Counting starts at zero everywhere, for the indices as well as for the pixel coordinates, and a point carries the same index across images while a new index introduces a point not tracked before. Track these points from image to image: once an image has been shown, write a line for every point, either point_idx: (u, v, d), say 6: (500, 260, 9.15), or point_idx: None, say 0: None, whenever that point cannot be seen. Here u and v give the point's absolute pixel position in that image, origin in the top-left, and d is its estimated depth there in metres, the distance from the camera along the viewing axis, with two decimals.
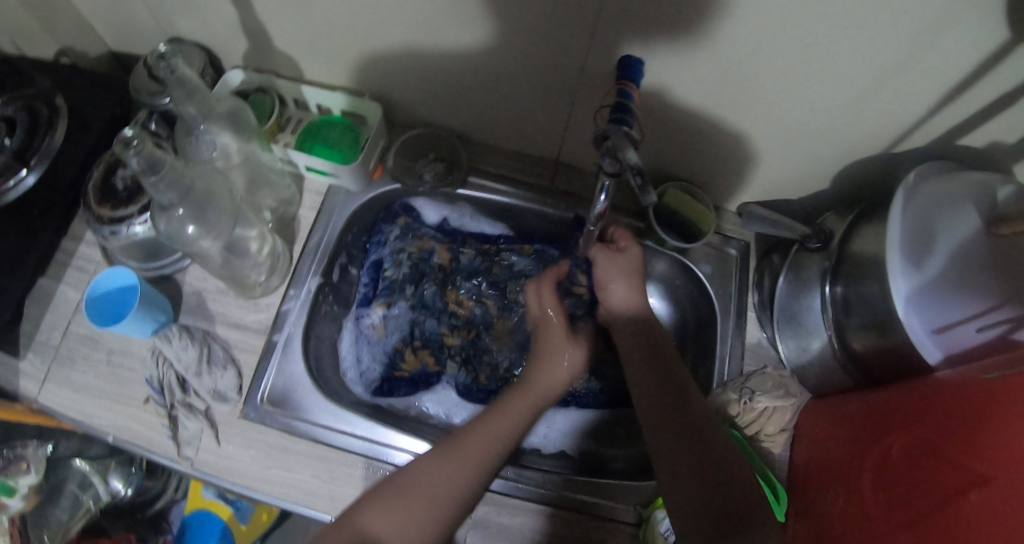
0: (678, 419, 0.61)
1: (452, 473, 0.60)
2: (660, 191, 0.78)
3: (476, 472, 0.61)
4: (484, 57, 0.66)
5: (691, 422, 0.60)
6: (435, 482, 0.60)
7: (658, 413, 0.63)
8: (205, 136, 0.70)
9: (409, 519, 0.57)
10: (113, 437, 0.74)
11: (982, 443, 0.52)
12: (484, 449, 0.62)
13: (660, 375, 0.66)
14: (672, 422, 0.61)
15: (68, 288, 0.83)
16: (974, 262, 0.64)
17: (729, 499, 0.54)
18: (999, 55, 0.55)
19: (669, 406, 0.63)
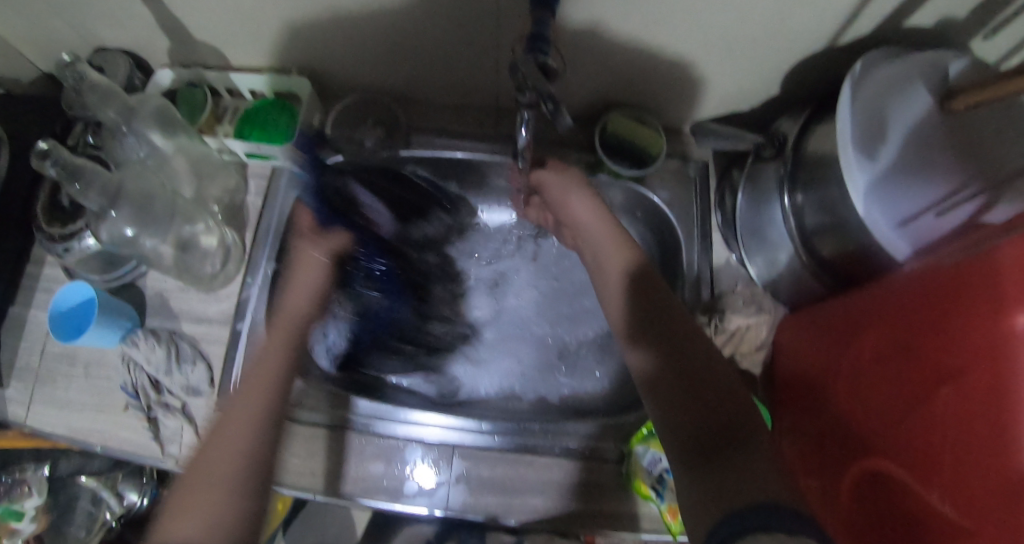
0: (662, 342, 0.58)
1: (216, 463, 0.54)
2: (602, 121, 0.76)
3: (236, 451, 0.55)
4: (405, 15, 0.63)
5: (678, 344, 0.57)
6: (208, 476, 0.53)
7: (638, 338, 0.59)
8: (128, 137, 0.70)
9: (206, 519, 0.51)
10: (102, 446, 0.75)
11: (953, 331, 0.50)
12: (238, 429, 0.56)
13: (649, 303, 0.61)
14: (653, 345, 0.58)
15: (40, 310, 0.81)
16: (932, 147, 0.62)
17: (718, 416, 0.52)
18: None
19: (653, 331, 0.59)
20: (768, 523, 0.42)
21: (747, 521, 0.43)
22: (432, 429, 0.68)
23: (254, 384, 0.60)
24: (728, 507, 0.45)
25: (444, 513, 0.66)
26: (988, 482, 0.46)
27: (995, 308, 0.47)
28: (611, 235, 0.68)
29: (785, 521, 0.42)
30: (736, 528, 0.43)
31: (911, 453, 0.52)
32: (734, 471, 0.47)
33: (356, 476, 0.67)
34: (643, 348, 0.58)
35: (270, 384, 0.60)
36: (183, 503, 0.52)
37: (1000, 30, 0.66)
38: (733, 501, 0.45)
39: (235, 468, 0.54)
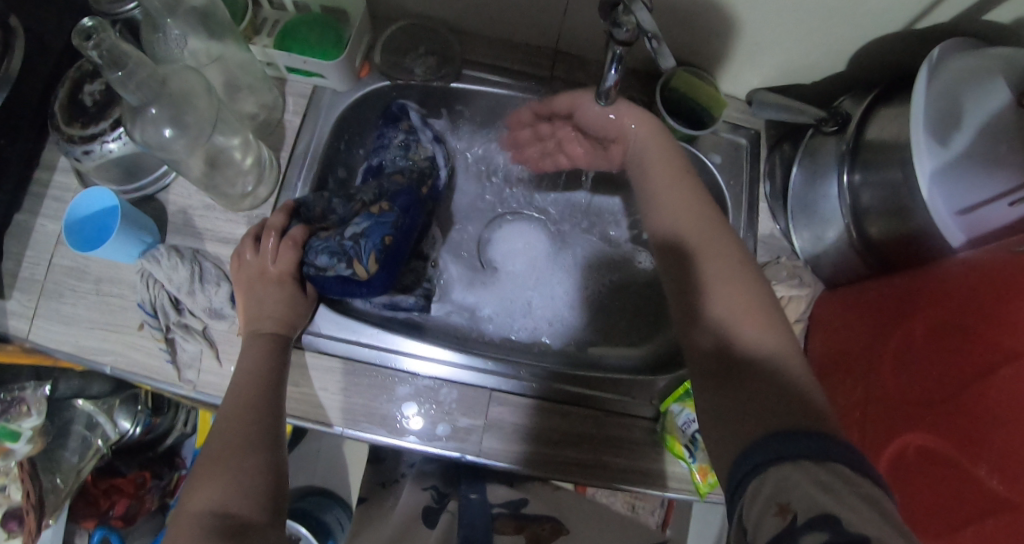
0: (691, 282, 0.58)
1: (246, 403, 0.58)
2: (667, 76, 0.72)
3: (258, 398, 0.58)
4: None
5: (722, 264, 0.57)
6: (243, 417, 0.57)
7: (675, 277, 0.60)
8: (171, 33, 0.65)
9: (224, 486, 0.52)
10: (111, 368, 0.71)
11: (1010, 320, 0.51)
12: (256, 377, 0.60)
13: (705, 240, 0.59)
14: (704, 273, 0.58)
15: (47, 220, 0.75)
16: (1000, 139, 0.57)
17: (739, 340, 0.53)
18: None
19: (680, 272, 0.60)
20: (798, 453, 0.43)
21: (767, 451, 0.45)
22: (438, 366, 0.67)
23: (256, 340, 0.62)
24: (756, 432, 0.47)
25: (474, 457, 0.65)
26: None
27: None
28: (681, 188, 0.63)
29: (809, 452, 0.43)
30: (761, 459, 0.45)
31: (952, 428, 0.53)
32: (762, 402, 0.49)
33: (381, 421, 0.65)
34: (680, 285, 0.59)
35: (268, 358, 0.61)
36: (199, 480, 0.53)
37: None
38: (759, 427, 0.47)
39: (252, 410, 0.57)
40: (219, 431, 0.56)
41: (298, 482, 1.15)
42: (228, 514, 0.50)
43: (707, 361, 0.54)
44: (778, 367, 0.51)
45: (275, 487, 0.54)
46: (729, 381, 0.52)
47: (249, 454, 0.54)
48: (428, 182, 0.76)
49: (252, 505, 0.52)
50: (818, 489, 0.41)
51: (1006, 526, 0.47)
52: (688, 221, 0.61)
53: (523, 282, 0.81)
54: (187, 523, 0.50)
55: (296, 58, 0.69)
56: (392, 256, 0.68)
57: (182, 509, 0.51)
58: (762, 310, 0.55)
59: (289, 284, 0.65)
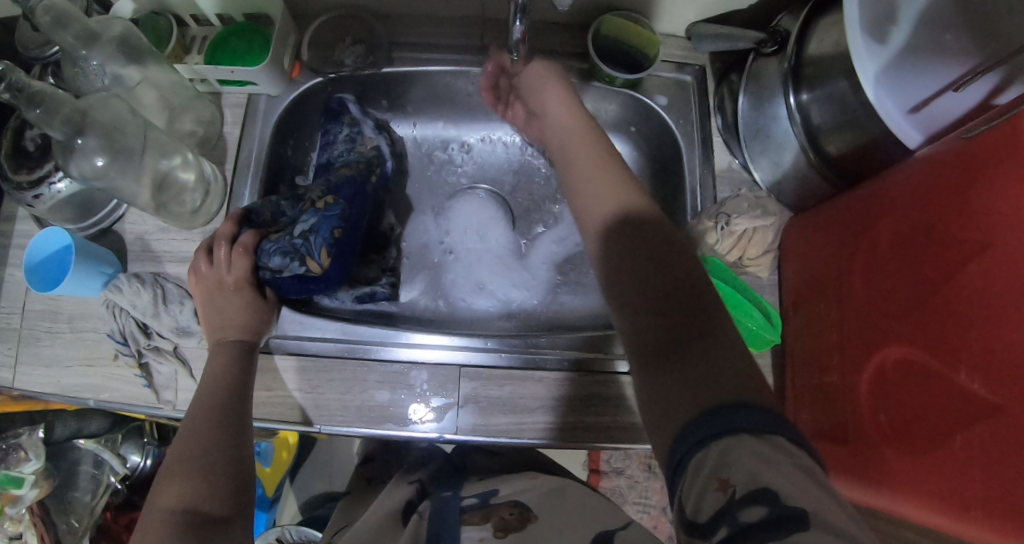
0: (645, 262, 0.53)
1: (209, 408, 0.58)
2: (597, 23, 0.71)
3: (220, 401, 0.59)
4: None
5: (661, 249, 0.53)
6: (209, 421, 0.57)
7: (620, 252, 0.55)
8: (89, 63, 0.63)
9: (193, 485, 0.52)
10: (94, 400, 0.71)
11: (971, 212, 0.48)
12: (220, 380, 0.60)
13: (600, 183, 0.59)
14: (635, 256, 0.54)
15: (15, 269, 0.76)
16: (945, 27, 0.55)
17: (687, 328, 0.49)
18: None
19: (633, 250, 0.54)
20: (735, 427, 0.42)
21: (708, 425, 0.43)
22: (438, 349, 0.67)
23: (222, 347, 0.62)
24: (692, 413, 0.45)
25: (454, 436, 0.65)
26: (1006, 354, 0.44)
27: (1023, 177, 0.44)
28: (598, 171, 0.60)
29: (753, 425, 0.42)
30: (701, 435, 0.43)
31: (927, 336, 0.51)
32: (699, 377, 0.46)
33: (360, 413, 0.65)
34: (619, 261, 0.54)
35: (229, 367, 0.61)
36: (167, 478, 0.53)
37: None
38: (701, 401, 0.45)
39: (215, 412, 0.58)
40: (187, 429, 0.57)
41: (316, 489, 1.17)
42: (195, 512, 0.51)
43: (645, 339, 0.50)
44: (708, 346, 0.48)
45: (241, 485, 0.55)
46: (669, 362, 0.48)
47: (216, 450, 0.55)
48: (367, 166, 0.73)
49: (218, 503, 0.53)
50: (757, 461, 0.41)
51: (992, 431, 0.45)
52: (617, 199, 0.58)
53: (491, 254, 0.80)
54: (153, 521, 0.50)
55: (223, 70, 0.68)
56: (344, 248, 0.67)
57: (150, 509, 0.52)
58: (686, 284, 0.51)
59: (247, 290, 0.65)
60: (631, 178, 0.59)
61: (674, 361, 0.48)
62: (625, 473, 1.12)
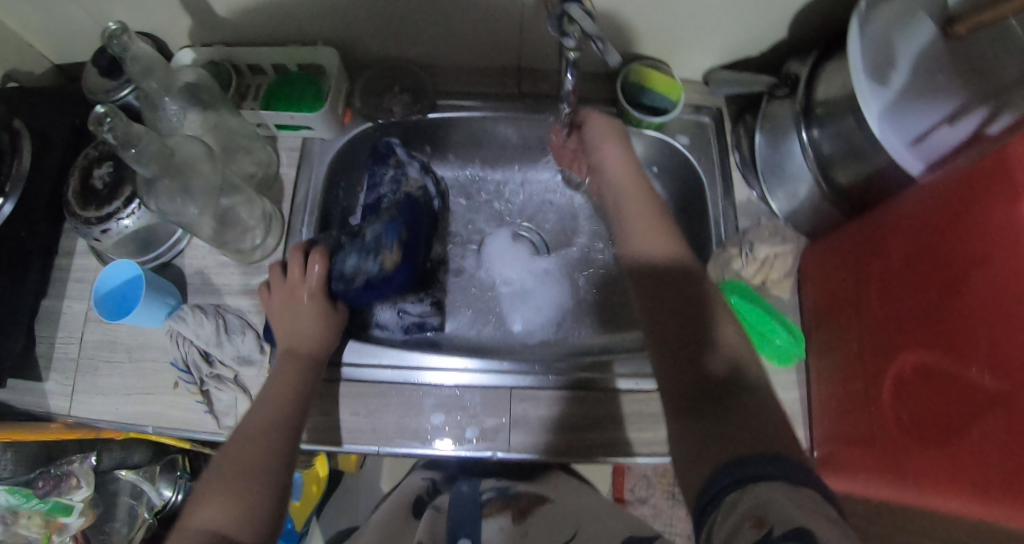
0: (690, 332, 0.60)
1: (256, 434, 0.61)
2: (624, 71, 0.78)
3: (269, 429, 0.61)
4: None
5: (704, 322, 0.60)
6: (255, 447, 0.60)
7: (664, 326, 0.61)
8: (170, 108, 0.69)
9: (225, 506, 0.55)
10: (153, 428, 0.74)
11: (973, 230, 0.54)
12: (276, 408, 0.62)
13: (657, 241, 0.67)
14: (680, 327, 0.61)
15: (73, 301, 0.80)
16: (937, 69, 0.64)
17: (723, 394, 0.55)
18: None
19: (679, 319, 0.61)
20: (772, 475, 0.47)
21: (752, 470, 0.48)
22: (459, 374, 0.71)
23: (282, 380, 0.65)
24: (728, 459, 0.50)
25: (506, 454, 0.69)
26: (1009, 353, 0.50)
27: (1014, 199, 0.51)
28: (659, 233, 0.67)
29: (775, 473, 0.47)
30: (728, 479, 0.48)
31: (940, 342, 0.56)
32: (742, 434, 0.51)
33: (418, 433, 0.69)
34: (666, 330, 0.61)
35: (293, 393, 0.64)
36: (206, 497, 0.56)
37: None
38: (742, 450, 0.50)
39: (266, 438, 0.60)
40: (236, 448, 0.60)
41: (344, 523, 1.18)
42: (221, 536, 0.53)
43: (682, 400, 0.57)
44: (742, 410, 0.54)
45: (272, 514, 0.57)
46: (709, 417, 0.54)
47: (258, 476, 0.58)
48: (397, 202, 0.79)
49: (246, 532, 0.55)
50: (793, 504, 0.44)
51: (1003, 421, 0.49)
52: (661, 249, 0.66)
53: (528, 283, 0.85)
54: (183, 538, 0.54)
55: (283, 115, 0.75)
56: (411, 247, 0.77)
57: (184, 523, 0.55)
58: (712, 359, 0.58)
59: (311, 320, 0.70)
60: (680, 239, 0.67)
61: (713, 420, 0.54)
62: (648, 501, 1.14)
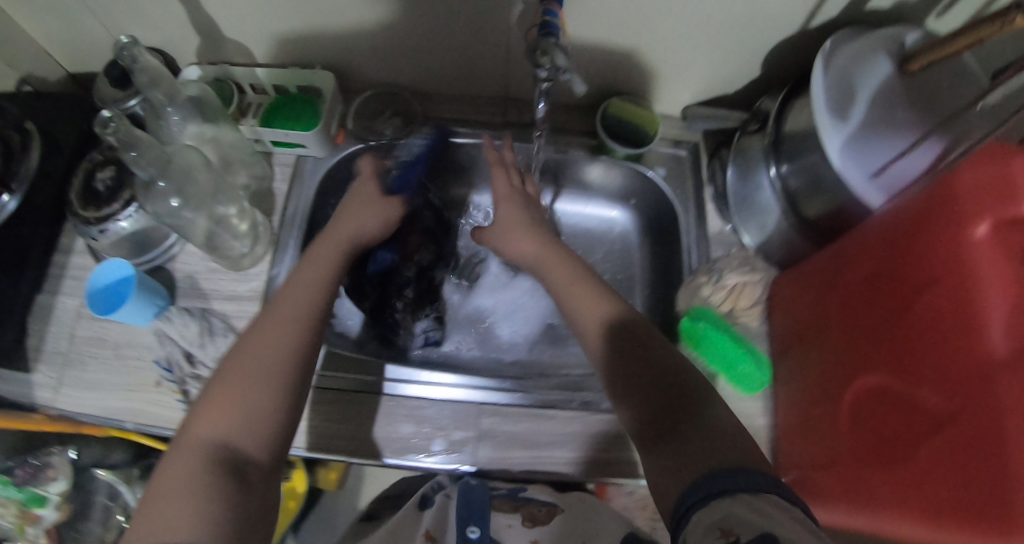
0: (665, 382, 0.61)
1: (267, 346, 0.61)
2: (604, 105, 0.82)
3: (281, 344, 0.61)
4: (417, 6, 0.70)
5: (652, 357, 0.62)
6: (262, 361, 0.60)
7: (631, 380, 0.62)
8: (172, 118, 0.73)
9: (232, 419, 0.57)
10: (133, 424, 0.76)
11: (922, 259, 0.57)
12: (288, 328, 0.63)
13: (583, 297, 0.68)
14: (630, 366, 0.63)
15: (67, 297, 0.83)
16: (893, 106, 0.68)
17: (682, 421, 0.57)
18: None
19: (648, 372, 0.62)
20: (733, 487, 0.48)
21: (715, 484, 0.49)
22: (447, 389, 0.73)
23: (296, 292, 0.65)
24: (695, 478, 0.51)
25: (471, 467, 0.70)
26: (956, 373, 0.52)
27: (961, 227, 0.54)
28: (584, 290, 0.69)
29: (746, 484, 0.48)
30: (699, 493, 0.49)
31: (892, 366, 0.58)
32: (704, 455, 0.53)
33: (384, 444, 0.70)
34: (618, 369, 0.63)
35: (304, 306, 0.65)
36: (209, 409, 0.57)
37: (953, 7, 0.72)
38: (706, 469, 0.51)
39: (278, 351, 0.61)
40: (242, 358, 0.60)
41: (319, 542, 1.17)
42: (230, 448, 0.56)
43: (648, 426, 0.59)
44: (701, 434, 0.56)
45: (280, 429, 0.59)
46: (669, 445, 0.56)
47: (265, 391, 0.59)
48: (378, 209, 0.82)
49: (255, 449, 0.57)
50: (755, 514, 0.45)
51: (954, 438, 0.51)
52: (597, 312, 0.67)
53: (518, 301, 0.88)
54: (192, 445, 0.55)
55: (279, 132, 0.79)
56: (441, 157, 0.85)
57: (192, 429, 0.57)
58: (663, 395, 0.60)
59: None
60: (608, 290, 0.69)
61: (673, 444, 0.56)
62: None
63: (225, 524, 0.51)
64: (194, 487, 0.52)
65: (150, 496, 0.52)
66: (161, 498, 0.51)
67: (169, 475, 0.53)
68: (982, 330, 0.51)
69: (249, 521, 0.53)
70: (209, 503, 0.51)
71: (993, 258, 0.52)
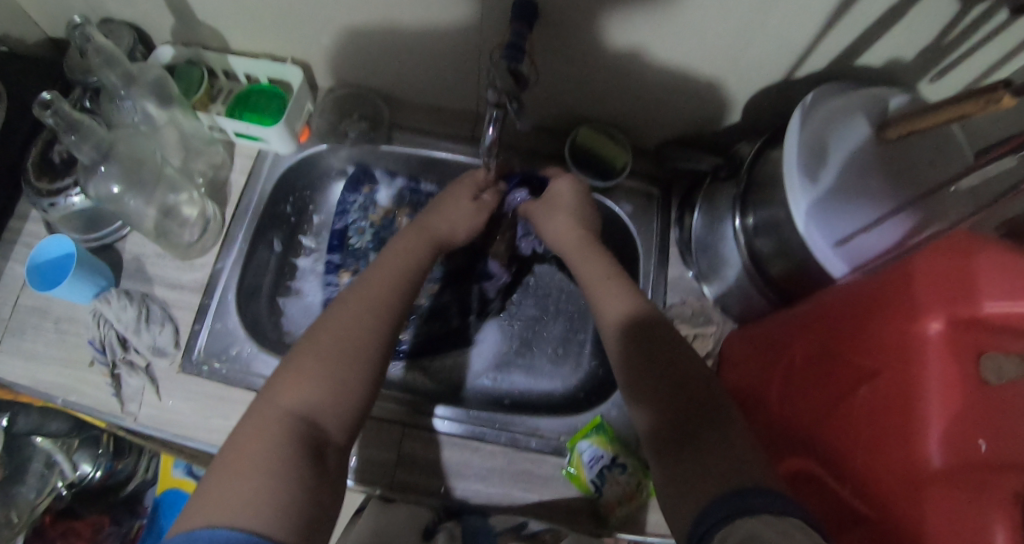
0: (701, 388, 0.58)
1: (354, 330, 0.60)
2: (573, 133, 0.81)
3: (362, 327, 0.60)
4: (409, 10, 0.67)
5: (668, 359, 0.61)
6: (352, 342, 0.59)
7: (666, 386, 0.59)
8: (126, 102, 0.72)
9: (321, 394, 0.56)
10: (62, 400, 0.74)
11: (868, 343, 0.55)
12: (367, 312, 0.61)
13: (606, 295, 0.66)
14: (645, 368, 0.61)
15: (17, 264, 0.81)
16: (868, 172, 0.64)
17: (695, 429, 0.56)
18: None
19: (688, 379, 0.59)
20: (752, 509, 0.46)
21: (732, 507, 0.47)
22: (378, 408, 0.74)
23: (378, 278, 0.65)
24: (712, 496, 0.49)
25: (387, 491, 0.70)
26: (891, 463, 0.51)
27: (909, 315, 0.51)
28: (616, 295, 0.66)
29: (768, 507, 0.45)
30: (723, 513, 0.47)
31: (830, 447, 0.57)
32: (716, 472, 0.51)
33: None
34: (630, 369, 0.62)
35: (390, 291, 0.64)
36: (293, 377, 0.56)
37: (945, 74, 0.69)
38: (718, 489, 0.50)
39: (365, 339, 0.59)
40: (325, 327, 0.60)
41: None
42: (313, 425, 0.55)
43: (661, 435, 0.57)
44: (717, 443, 0.54)
45: (361, 414, 0.58)
46: (682, 455, 0.55)
47: (353, 367, 0.58)
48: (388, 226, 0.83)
49: (335, 430, 0.56)
50: (778, 534, 0.43)
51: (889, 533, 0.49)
52: (624, 308, 0.64)
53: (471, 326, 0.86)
54: (275, 415, 0.54)
55: (239, 123, 0.77)
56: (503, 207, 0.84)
57: (273, 400, 0.55)
58: (680, 397, 0.58)
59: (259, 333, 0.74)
60: (638, 291, 0.66)
61: (687, 453, 0.54)
62: None
63: (304, 502, 0.50)
64: (277, 457, 0.51)
65: (227, 458, 0.51)
66: (244, 463, 0.51)
67: (248, 441, 0.52)
68: (920, 436, 0.49)
69: (325, 504, 0.52)
70: (292, 479, 0.50)
71: (940, 359, 0.49)
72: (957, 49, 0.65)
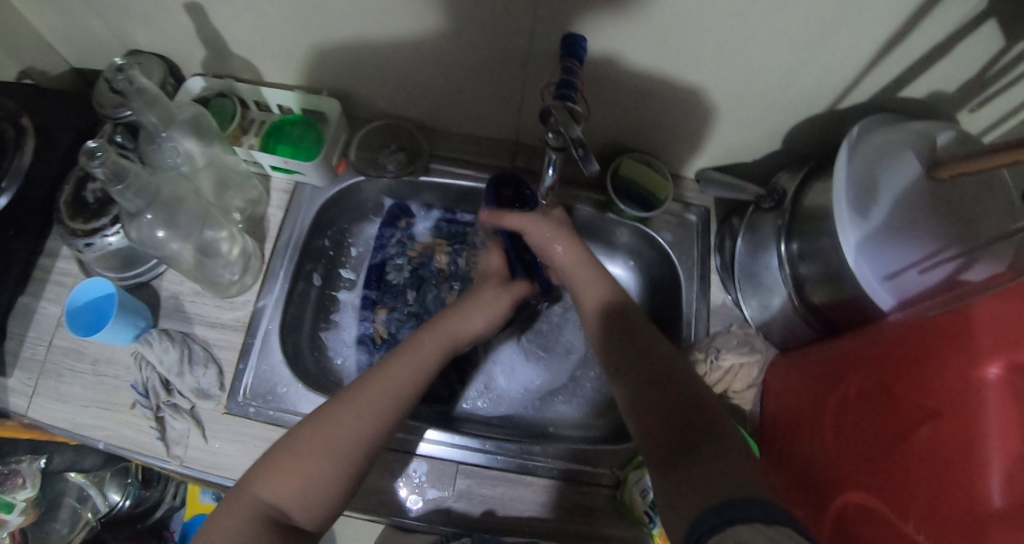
0: (694, 403, 0.58)
1: (347, 432, 0.59)
2: (615, 164, 0.82)
3: (357, 433, 0.59)
4: (452, 41, 0.67)
5: (664, 368, 0.62)
6: (342, 445, 0.58)
7: (654, 398, 0.60)
8: (167, 142, 0.71)
9: (301, 490, 0.56)
10: (104, 444, 0.73)
11: (926, 381, 0.55)
12: (363, 420, 0.60)
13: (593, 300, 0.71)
14: (644, 377, 0.62)
15: (49, 303, 0.80)
16: (917, 208, 0.65)
17: (696, 435, 0.55)
18: (909, 24, 0.59)
19: (673, 392, 0.60)
20: (750, 515, 0.45)
21: (730, 512, 0.46)
22: (426, 444, 0.74)
23: (383, 377, 0.63)
24: (709, 501, 0.49)
25: (446, 527, 0.71)
26: (947, 508, 0.51)
27: (974, 358, 0.51)
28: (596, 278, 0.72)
29: (765, 514, 0.45)
30: (722, 518, 0.46)
31: (883, 483, 0.56)
32: (714, 476, 0.51)
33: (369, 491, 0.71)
34: (631, 379, 0.63)
35: (396, 396, 0.62)
36: (281, 468, 0.57)
37: (985, 106, 0.69)
38: (720, 495, 0.49)
39: (360, 445, 0.59)
40: (324, 426, 0.59)
41: None
42: (286, 516, 0.55)
43: (656, 443, 0.57)
44: (716, 448, 0.54)
45: (339, 506, 0.58)
46: (677, 463, 0.54)
47: (337, 468, 0.57)
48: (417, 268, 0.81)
49: (307, 520, 0.57)
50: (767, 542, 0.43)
51: None
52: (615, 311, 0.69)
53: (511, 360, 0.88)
54: (248, 505, 0.55)
55: (277, 159, 0.76)
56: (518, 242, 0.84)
57: (251, 488, 0.56)
58: (677, 403, 0.59)
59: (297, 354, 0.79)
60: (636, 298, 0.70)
61: (687, 457, 0.54)
62: None
63: None
64: None
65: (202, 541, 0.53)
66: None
67: (222, 523, 0.54)
68: (982, 478, 0.49)
69: None
70: None
71: (999, 401, 0.50)
72: (1000, 82, 0.65)
